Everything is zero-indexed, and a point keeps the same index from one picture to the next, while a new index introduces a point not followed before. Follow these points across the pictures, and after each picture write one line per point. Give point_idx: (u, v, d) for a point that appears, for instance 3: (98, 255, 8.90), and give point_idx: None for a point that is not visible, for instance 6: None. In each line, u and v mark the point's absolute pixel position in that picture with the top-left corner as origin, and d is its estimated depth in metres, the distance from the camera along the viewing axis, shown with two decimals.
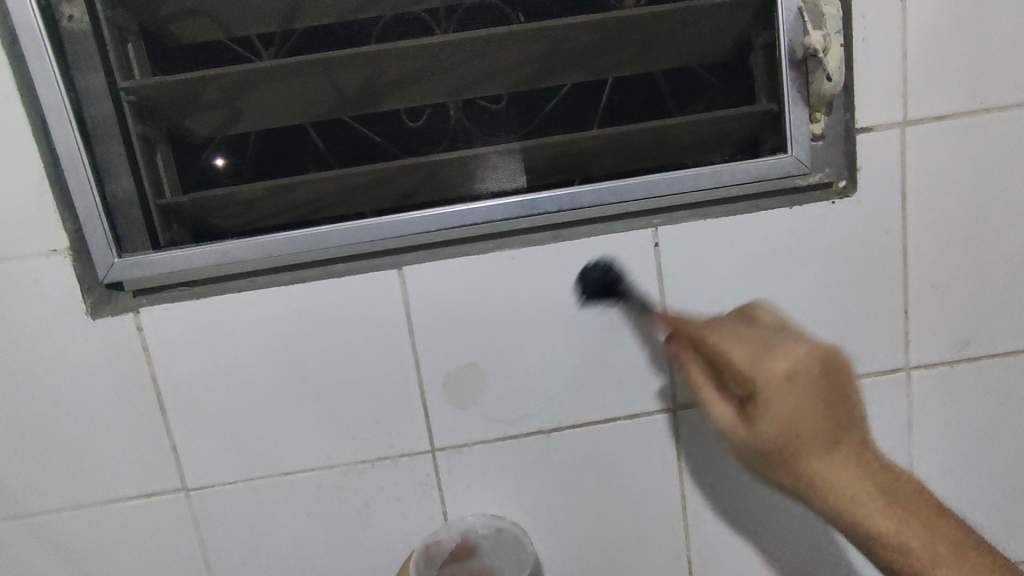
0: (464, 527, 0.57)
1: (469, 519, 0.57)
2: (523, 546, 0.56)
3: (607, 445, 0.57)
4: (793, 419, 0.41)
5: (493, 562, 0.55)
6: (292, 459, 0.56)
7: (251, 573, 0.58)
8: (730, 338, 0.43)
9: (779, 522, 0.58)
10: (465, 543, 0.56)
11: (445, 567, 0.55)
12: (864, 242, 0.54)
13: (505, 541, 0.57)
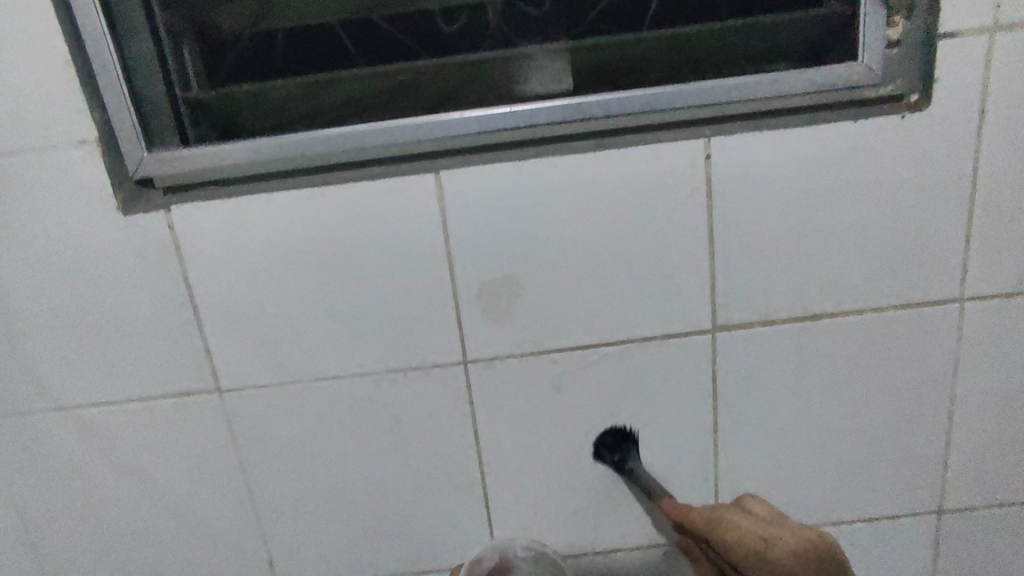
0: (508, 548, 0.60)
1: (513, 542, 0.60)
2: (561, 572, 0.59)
3: (642, 364, 0.56)
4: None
5: None
6: (327, 366, 0.56)
7: (283, 474, 0.59)
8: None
9: (807, 441, 0.59)
10: (506, 563, 0.59)
11: None
12: (930, 164, 0.51)
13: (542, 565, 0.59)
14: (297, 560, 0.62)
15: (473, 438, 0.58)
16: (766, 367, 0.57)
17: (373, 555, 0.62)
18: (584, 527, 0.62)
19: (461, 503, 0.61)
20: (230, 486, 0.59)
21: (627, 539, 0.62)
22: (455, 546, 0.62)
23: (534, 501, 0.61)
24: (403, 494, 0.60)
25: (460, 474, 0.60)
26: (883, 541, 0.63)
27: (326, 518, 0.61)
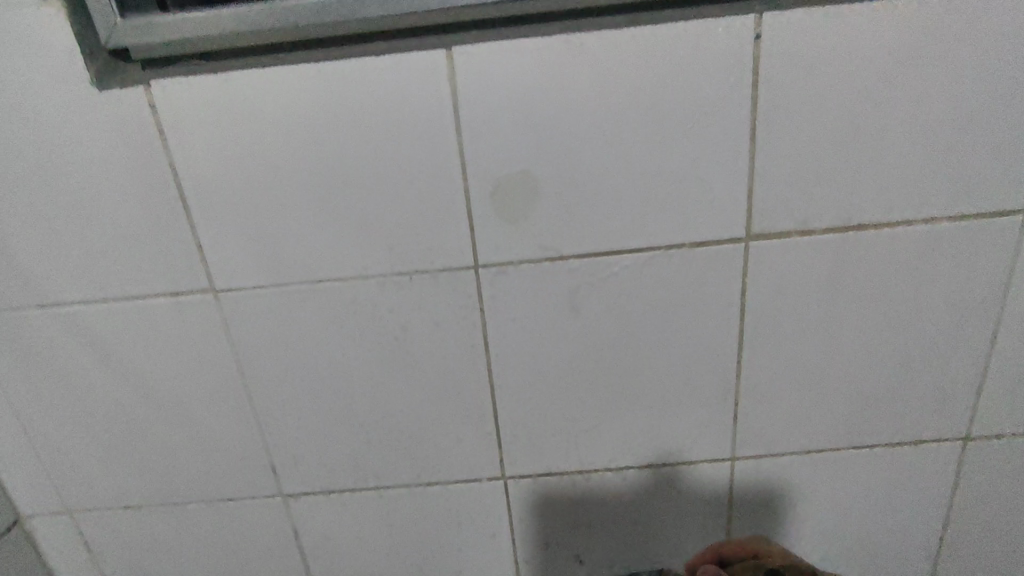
0: None
1: None
2: None
3: (664, 275, 0.52)
4: None
5: None
6: (329, 267, 0.53)
7: (284, 378, 0.57)
8: None
9: (834, 362, 0.56)
10: None
11: None
12: (997, 57, 0.46)
13: None
14: (300, 468, 0.61)
15: (483, 349, 0.56)
16: (801, 282, 0.53)
17: (378, 467, 0.61)
18: (595, 445, 0.60)
19: (468, 417, 0.58)
20: (231, 390, 0.58)
21: (639, 458, 0.60)
22: (461, 460, 0.60)
23: (545, 417, 0.58)
24: (409, 405, 0.58)
25: (469, 387, 0.57)
26: (903, 468, 0.61)
27: (329, 426, 0.59)
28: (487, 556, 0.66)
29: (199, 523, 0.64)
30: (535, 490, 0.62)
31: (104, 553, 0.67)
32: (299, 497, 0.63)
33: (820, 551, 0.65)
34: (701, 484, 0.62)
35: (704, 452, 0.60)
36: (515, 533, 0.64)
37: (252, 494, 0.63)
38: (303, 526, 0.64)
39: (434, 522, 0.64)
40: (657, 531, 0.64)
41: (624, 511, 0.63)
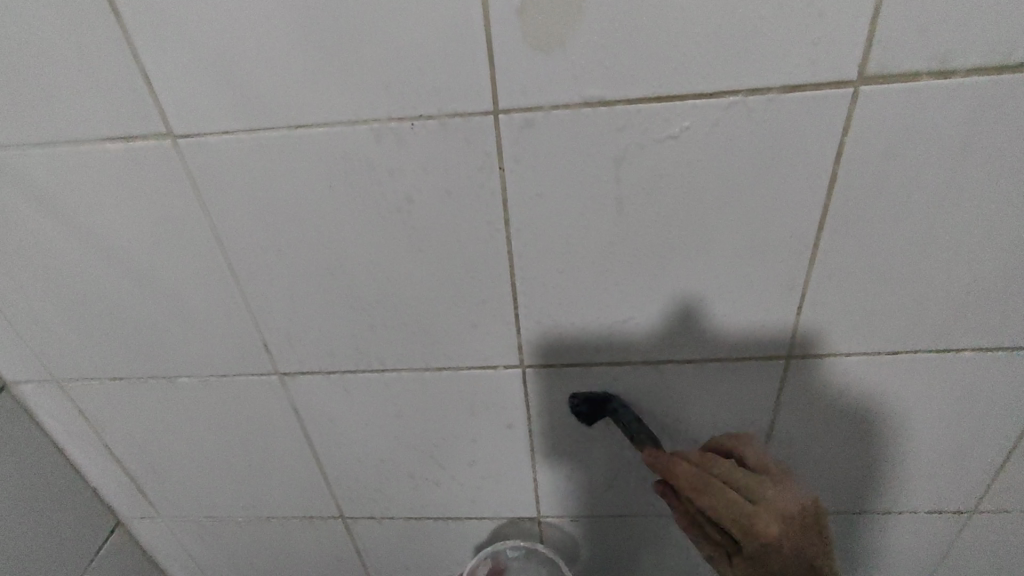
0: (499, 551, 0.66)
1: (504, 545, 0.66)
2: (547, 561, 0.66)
3: (737, 131, 0.40)
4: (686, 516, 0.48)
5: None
6: (310, 110, 0.42)
7: (266, 247, 0.49)
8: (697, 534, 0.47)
9: (932, 249, 0.46)
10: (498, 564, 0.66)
11: None
12: None
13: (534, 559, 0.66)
14: (295, 348, 0.55)
15: (501, 221, 0.46)
16: (917, 146, 0.41)
17: (381, 350, 0.54)
18: (628, 336, 0.52)
19: (483, 300, 0.50)
20: (209, 260, 0.50)
21: (679, 353, 0.52)
22: (474, 347, 0.53)
23: (573, 304, 0.50)
24: (413, 284, 0.50)
25: (485, 266, 0.48)
26: (986, 375, 0.53)
27: (325, 303, 0.52)
28: (501, 445, 0.61)
29: (193, 398, 0.60)
30: (557, 382, 0.55)
31: (101, 422, 0.64)
32: (296, 379, 0.57)
33: (869, 457, 0.59)
34: (746, 382, 0.54)
35: (755, 349, 0.52)
36: (532, 424, 0.59)
37: (245, 372, 0.57)
38: (304, 407, 0.60)
39: (444, 409, 0.58)
40: (689, 429, 0.58)
41: (654, 407, 0.57)
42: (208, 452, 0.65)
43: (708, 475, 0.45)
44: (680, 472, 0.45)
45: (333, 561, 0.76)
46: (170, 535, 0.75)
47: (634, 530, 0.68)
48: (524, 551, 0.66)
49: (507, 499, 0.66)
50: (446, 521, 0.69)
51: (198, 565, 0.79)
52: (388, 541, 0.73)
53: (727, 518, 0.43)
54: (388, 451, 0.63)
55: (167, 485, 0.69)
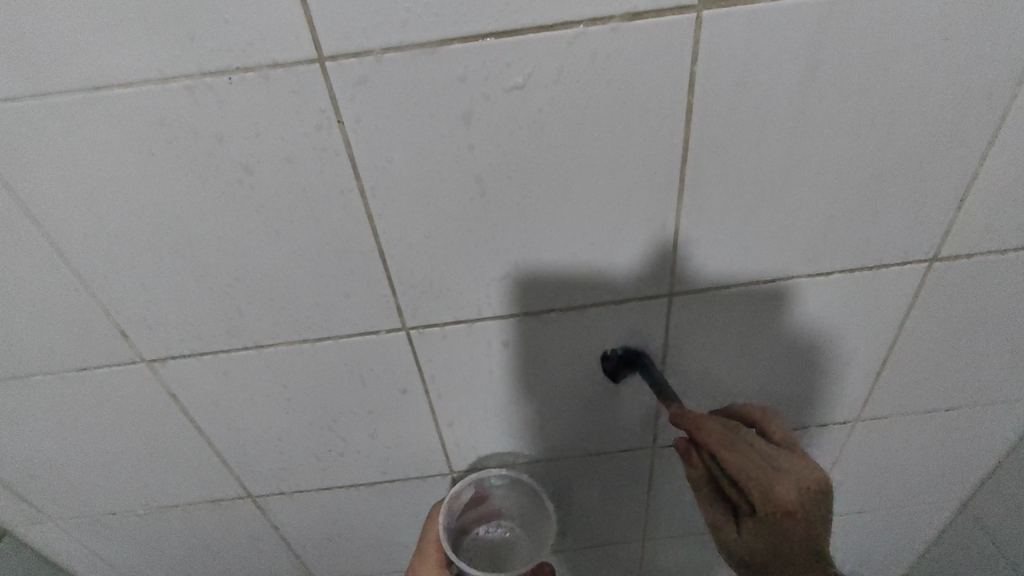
0: (481, 479, 0.65)
1: (484, 476, 0.65)
2: (528, 492, 0.67)
3: (584, 65, 0.39)
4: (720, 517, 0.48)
5: (500, 500, 0.68)
6: (107, 68, 0.37)
7: (94, 226, 0.44)
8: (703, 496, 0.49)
9: (794, 176, 0.46)
10: (480, 491, 0.66)
11: (463, 510, 0.66)
12: None
13: (516, 488, 0.67)
14: (156, 333, 0.51)
15: (353, 180, 0.42)
16: (768, 72, 0.40)
17: (252, 327, 0.51)
18: (510, 289, 0.50)
19: (351, 266, 0.47)
20: (31, 247, 0.45)
21: (563, 300, 0.52)
22: (352, 315, 0.51)
23: (448, 262, 0.48)
24: (273, 256, 0.46)
25: (346, 230, 0.45)
26: (856, 294, 0.55)
27: (179, 285, 0.48)
28: (401, 409, 0.60)
29: (54, 398, 0.55)
30: (447, 341, 0.54)
31: None
32: (166, 364, 0.53)
33: (760, 380, 0.62)
34: (636, 321, 0.55)
35: (637, 290, 0.52)
36: (430, 385, 0.58)
37: (106, 363, 0.53)
38: (182, 394, 0.56)
39: (334, 380, 0.56)
40: (585, 371, 0.59)
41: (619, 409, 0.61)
42: (87, 449, 0.61)
43: (741, 443, 0.47)
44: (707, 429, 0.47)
45: (251, 540, 0.74)
46: (68, 537, 0.72)
47: (546, 471, 0.69)
48: (509, 479, 0.66)
49: (419, 461, 0.66)
50: (359, 489, 0.69)
51: (107, 561, 0.76)
52: (304, 515, 0.72)
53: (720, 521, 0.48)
54: (285, 428, 0.61)
55: (50, 488, 0.65)
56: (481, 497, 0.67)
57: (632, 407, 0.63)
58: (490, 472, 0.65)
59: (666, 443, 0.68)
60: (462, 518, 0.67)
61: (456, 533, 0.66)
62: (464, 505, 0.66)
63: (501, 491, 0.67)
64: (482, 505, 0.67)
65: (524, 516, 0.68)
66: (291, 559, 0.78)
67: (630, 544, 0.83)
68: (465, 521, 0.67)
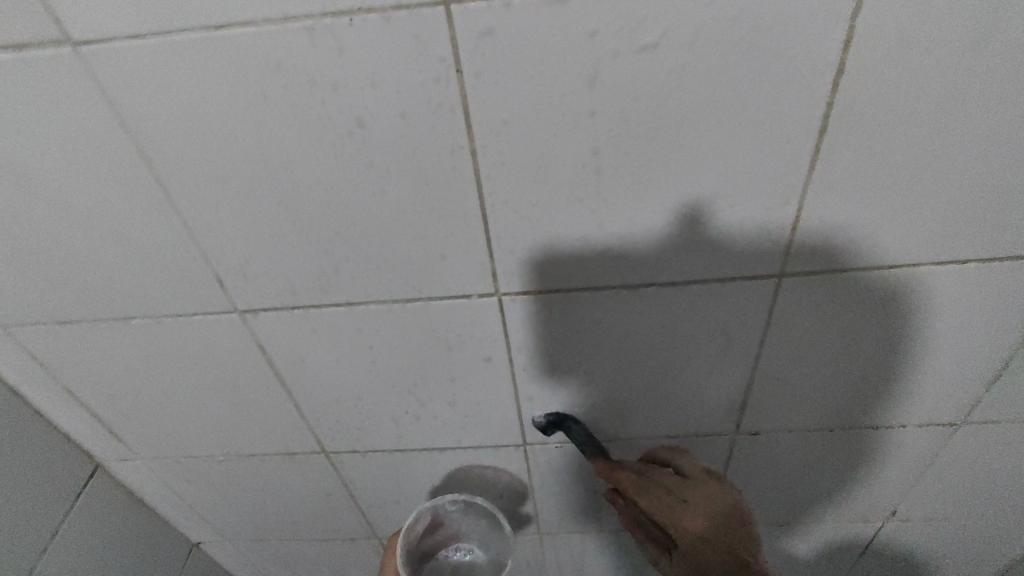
0: (438, 503, 0.68)
1: (442, 500, 0.68)
2: (484, 514, 0.70)
3: (729, 17, 0.36)
4: (657, 506, 0.54)
5: (459, 523, 0.71)
6: (230, 6, 0.35)
7: (201, 172, 0.44)
8: (640, 491, 0.55)
9: (941, 152, 0.42)
10: (438, 516, 0.69)
11: (423, 537, 0.69)
12: None
13: (473, 510, 0.70)
14: (251, 284, 0.51)
15: (465, 134, 0.41)
16: (932, 31, 0.36)
17: (345, 284, 0.51)
18: (609, 260, 0.48)
19: (451, 226, 0.46)
20: (141, 190, 0.45)
21: (663, 274, 0.49)
22: (446, 278, 0.50)
23: (550, 229, 0.46)
24: (373, 213, 0.45)
25: (449, 190, 0.44)
26: (985, 292, 0.51)
27: (278, 238, 0.47)
28: (481, 375, 0.60)
29: (150, 342, 0.57)
30: (537, 310, 0.53)
31: (55, 365, 0.60)
32: (257, 317, 0.54)
33: (859, 375, 0.58)
34: (736, 301, 0.52)
35: (744, 268, 0.49)
36: (513, 352, 0.57)
37: (201, 312, 0.53)
38: (270, 346, 0.57)
39: (419, 342, 0.56)
40: (673, 348, 0.57)
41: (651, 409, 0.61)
42: (176, 393, 0.63)
43: (653, 486, 0.55)
44: (627, 482, 0.55)
45: (320, 493, 0.76)
46: (151, 475, 0.75)
47: (618, 449, 0.68)
48: (464, 503, 0.69)
49: (493, 429, 0.66)
50: (429, 453, 0.69)
51: (185, 501, 0.79)
52: (374, 475, 0.73)
53: (662, 515, 0.53)
54: (365, 387, 0.61)
55: (140, 426, 0.67)
56: (438, 522, 0.70)
57: (718, 391, 0.61)
58: (446, 498, 0.67)
59: (747, 433, 0.65)
60: (422, 544, 0.69)
61: (419, 561, 0.69)
62: (424, 532, 0.69)
63: (458, 514, 0.70)
64: (440, 530, 0.70)
65: (482, 537, 0.71)
66: (356, 515, 0.80)
67: None
68: (425, 549, 0.70)
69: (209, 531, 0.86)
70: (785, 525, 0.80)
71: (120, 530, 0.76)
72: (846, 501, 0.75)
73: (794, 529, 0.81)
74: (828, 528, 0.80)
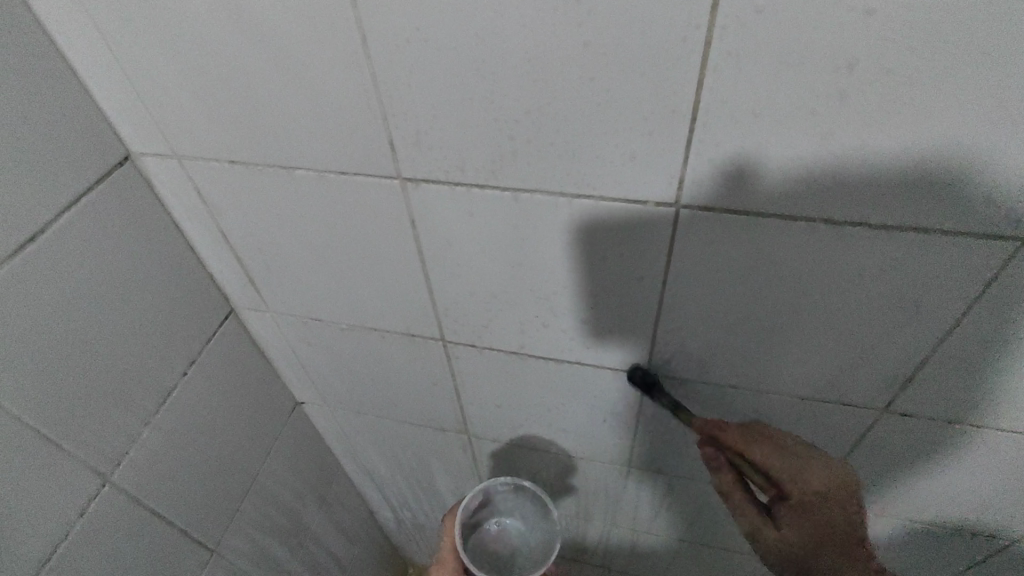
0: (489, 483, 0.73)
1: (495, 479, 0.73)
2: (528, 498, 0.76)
3: None
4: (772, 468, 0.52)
5: (502, 501, 0.76)
6: None
7: (408, 18, 0.41)
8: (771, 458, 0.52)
9: None
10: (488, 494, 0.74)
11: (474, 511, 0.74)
12: None
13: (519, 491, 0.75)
14: (423, 150, 0.49)
15: (707, 10, 0.37)
16: None
17: (517, 167, 0.48)
18: (816, 187, 0.43)
19: (652, 119, 0.43)
20: (342, 32, 0.43)
21: (872, 216, 0.44)
22: (626, 177, 0.47)
23: (763, 140, 0.42)
24: (572, 93, 0.43)
25: (667, 73, 0.40)
26: None
27: (465, 105, 0.45)
28: (625, 293, 0.57)
29: (308, 196, 0.57)
30: (712, 230, 0.49)
31: (217, 205, 0.62)
32: (418, 188, 0.52)
33: None
34: (951, 265, 0.45)
35: (973, 226, 0.43)
36: (669, 275, 0.54)
37: (365, 173, 0.53)
38: (422, 222, 0.56)
39: (573, 243, 0.53)
40: (847, 307, 0.51)
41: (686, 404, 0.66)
42: (318, 255, 0.64)
43: (754, 445, 0.53)
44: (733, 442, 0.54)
45: (427, 380, 0.78)
46: (277, 330, 0.78)
47: (742, 401, 0.64)
48: (513, 485, 0.74)
49: (619, 351, 0.64)
50: (545, 361, 0.68)
51: (301, 361, 0.83)
52: (484, 372, 0.73)
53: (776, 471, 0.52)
54: (502, 283, 0.60)
55: (279, 282, 0.70)
56: (487, 499, 0.75)
57: (880, 366, 0.55)
58: (500, 479, 0.72)
59: (897, 414, 0.59)
60: (472, 517, 0.74)
61: (468, 531, 0.74)
62: (475, 507, 0.74)
63: (505, 493, 0.75)
64: (486, 506, 0.75)
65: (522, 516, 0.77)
66: (454, 407, 0.82)
67: None
68: (473, 524, 0.75)
69: (315, 395, 0.91)
70: (891, 515, 0.75)
71: (242, 376, 0.81)
72: (975, 507, 0.69)
73: (899, 520, 0.76)
74: (938, 530, 0.75)
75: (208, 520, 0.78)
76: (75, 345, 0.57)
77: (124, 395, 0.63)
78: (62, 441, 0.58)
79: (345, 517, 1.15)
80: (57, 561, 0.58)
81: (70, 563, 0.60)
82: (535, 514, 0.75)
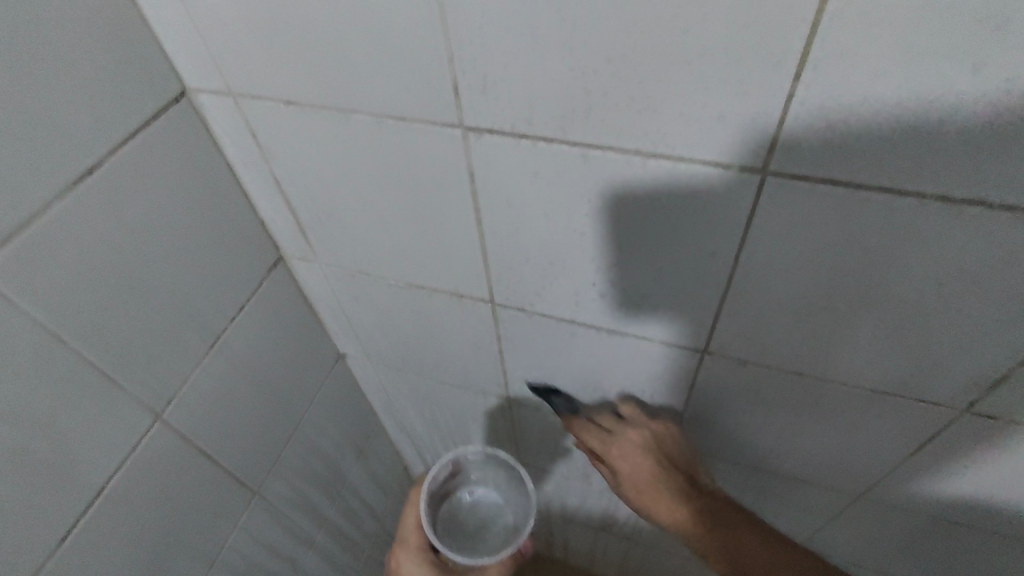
0: (459, 451, 0.76)
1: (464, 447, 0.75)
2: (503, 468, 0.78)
3: None
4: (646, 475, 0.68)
5: (476, 470, 0.78)
6: None
7: None
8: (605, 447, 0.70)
9: None
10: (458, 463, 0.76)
11: (445, 482, 0.76)
12: None
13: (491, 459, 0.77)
14: (489, 99, 0.46)
15: None
16: None
17: (590, 121, 0.44)
18: (930, 160, 0.38)
19: (749, 73, 0.38)
20: None
21: (992, 196, 0.39)
22: (711, 138, 0.42)
23: (876, 103, 0.37)
24: (661, 40, 0.38)
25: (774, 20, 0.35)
26: None
27: (540, 51, 0.41)
28: (694, 266, 0.53)
29: (364, 141, 0.54)
30: (800, 202, 0.44)
31: (271, 148, 0.61)
32: (481, 139, 0.49)
33: None
34: None
35: None
36: (744, 249, 0.49)
37: (426, 121, 0.50)
38: (481, 178, 0.53)
39: (642, 207, 0.49)
40: (943, 297, 0.46)
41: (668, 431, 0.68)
42: (371, 205, 0.62)
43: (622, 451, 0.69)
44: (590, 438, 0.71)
45: (471, 341, 0.76)
46: (325, 280, 0.78)
47: (806, 389, 0.60)
48: (484, 455, 0.76)
49: (679, 327, 0.60)
50: (597, 331, 0.65)
51: (346, 313, 0.82)
52: (531, 338, 0.71)
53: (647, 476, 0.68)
54: (561, 246, 0.56)
55: (329, 231, 0.68)
56: (456, 469, 0.77)
57: (969, 364, 0.50)
58: (469, 450, 0.75)
59: (980, 417, 0.55)
60: (443, 488, 0.77)
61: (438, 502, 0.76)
62: (445, 477, 0.76)
63: (476, 462, 0.78)
64: (459, 476, 0.77)
65: (496, 485, 0.79)
66: (497, 371, 0.80)
67: (842, 495, 0.74)
68: (444, 493, 0.77)
69: (358, 348, 0.90)
70: (949, 520, 0.71)
71: (287, 324, 0.81)
72: None
73: (956, 526, 0.72)
74: (1002, 542, 0.70)
75: (250, 462, 0.79)
76: (131, 282, 0.57)
77: (175, 334, 0.64)
78: (116, 376, 0.58)
79: (381, 469, 1.16)
80: (111, 490, 0.60)
81: (123, 492, 0.61)
82: (507, 483, 0.78)
